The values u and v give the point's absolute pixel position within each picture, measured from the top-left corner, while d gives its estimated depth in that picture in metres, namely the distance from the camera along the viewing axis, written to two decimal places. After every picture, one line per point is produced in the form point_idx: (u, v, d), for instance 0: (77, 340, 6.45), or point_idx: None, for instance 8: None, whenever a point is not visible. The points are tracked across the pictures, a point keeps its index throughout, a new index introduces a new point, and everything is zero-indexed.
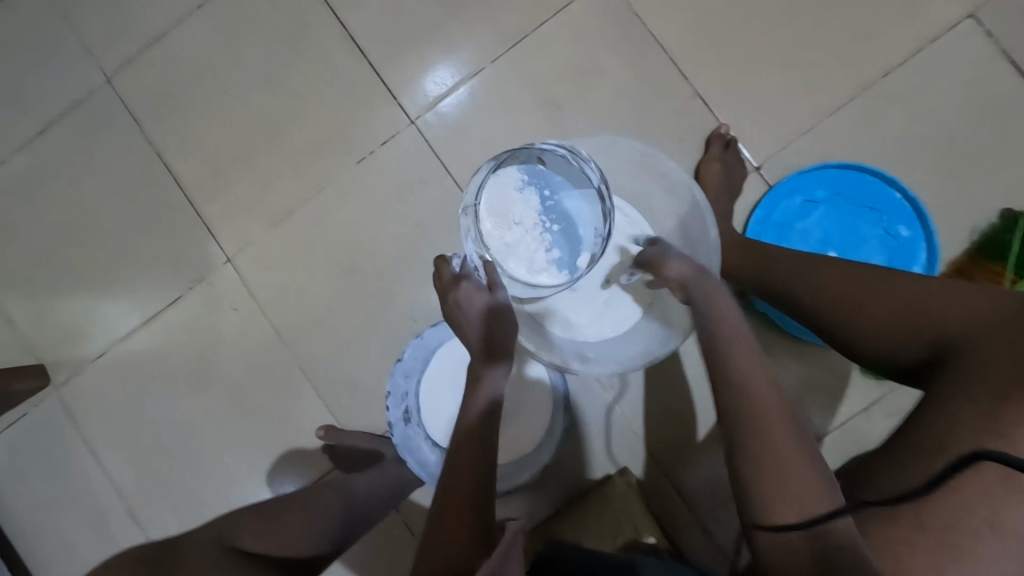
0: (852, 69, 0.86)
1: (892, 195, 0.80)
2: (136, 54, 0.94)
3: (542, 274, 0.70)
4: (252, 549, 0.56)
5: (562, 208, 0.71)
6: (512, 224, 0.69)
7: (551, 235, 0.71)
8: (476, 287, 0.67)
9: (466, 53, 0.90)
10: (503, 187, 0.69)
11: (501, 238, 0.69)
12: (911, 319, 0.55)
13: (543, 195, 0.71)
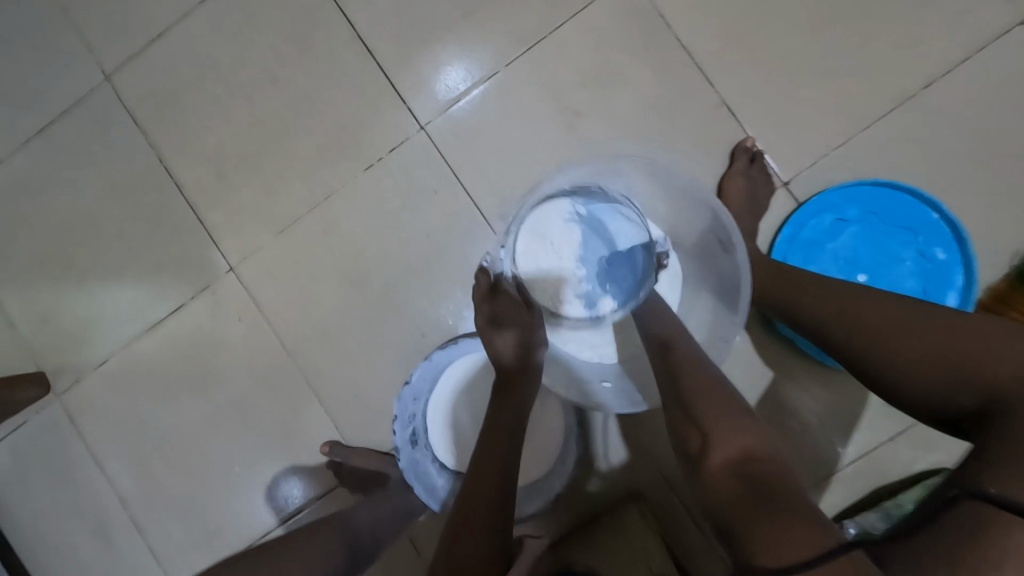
0: (892, 79, 0.80)
1: (929, 215, 0.76)
2: (136, 52, 0.90)
3: (567, 303, 0.76)
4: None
5: (606, 251, 0.76)
6: (550, 253, 0.75)
7: (587, 267, 0.76)
8: (514, 302, 0.70)
9: (481, 56, 0.85)
10: (554, 214, 0.75)
11: (537, 260, 0.75)
12: (952, 364, 0.48)
13: (587, 230, 0.75)
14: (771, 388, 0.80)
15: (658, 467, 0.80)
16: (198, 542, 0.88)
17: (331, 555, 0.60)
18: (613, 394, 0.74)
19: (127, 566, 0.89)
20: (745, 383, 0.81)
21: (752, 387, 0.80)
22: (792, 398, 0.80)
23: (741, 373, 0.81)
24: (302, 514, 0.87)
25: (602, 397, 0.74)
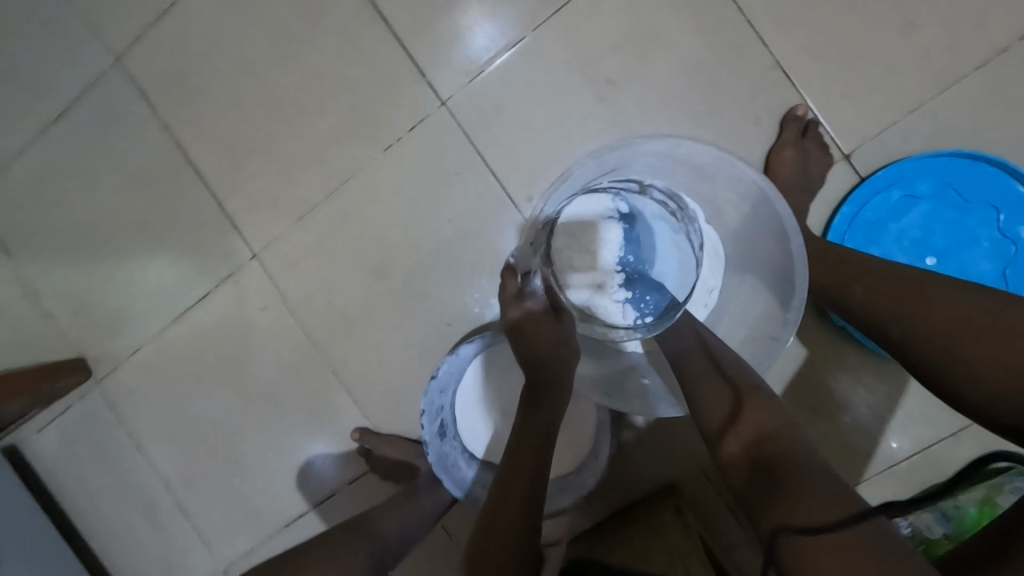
0: (976, 31, 0.70)
1: (1014, 189, 0.67)
2: (144, 31, 0.86)
3: (601, 307, 0.70)
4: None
5: (647, 251, 0.71)
6: (587, 250, 0.70)
7: (624, 269, 0.71)
8: (540, 305, 0.67)
9: (504, 20, 0.78)
10: (590, 210, 0.70)
11: (569, 259, 0.70)
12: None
13: (626, 227, 0.71)
14: (820, 380, 0.75)
15: (693, 459, 0.78)
16: (238, 523, 0.91)
17: (354, 561, 0.60)
18: (652, 392, 0.71)
19: (175, 544, 0.92)
20: (792, 375, 0.75)
21: (799, 379, 0.75)
22: (843, 391, 0.75)
23: (787, 364, 0.75)
24: (336, 499, 0.89)
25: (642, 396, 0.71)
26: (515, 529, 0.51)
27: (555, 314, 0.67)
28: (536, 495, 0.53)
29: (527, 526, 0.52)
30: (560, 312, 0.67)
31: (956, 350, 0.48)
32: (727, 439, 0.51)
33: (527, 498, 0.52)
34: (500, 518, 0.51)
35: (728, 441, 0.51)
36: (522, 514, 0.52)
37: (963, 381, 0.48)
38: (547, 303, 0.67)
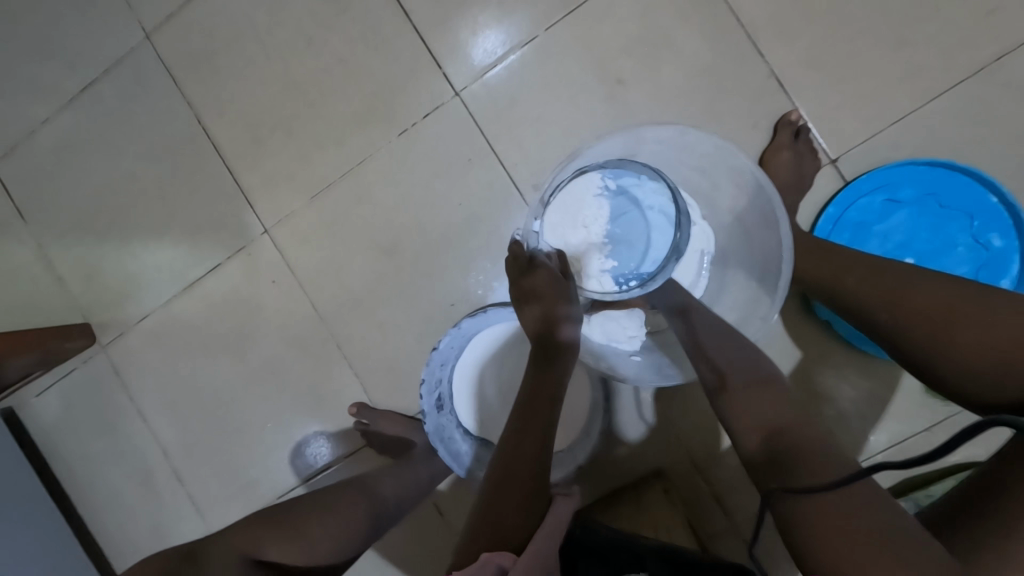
0: (960, 50, 0.75)
1: (988, 199, 0.72)
2: (175, 12, 0.90)
3: (592, 279, 0.72)
4: (275, 561, 0.55)
5: (634, 226, 0.72)
6: (579, 226, 0.71)
7: (613, 245, 0.72)
8: (553, 275, 0.65)
9: (520, 20, 0.82)
10: (581, 186, 0.71)
11: (564, 234, 0.72)
12: (1009, 353, 0.47)
13: (619, 205, 0.72)
14: (804, 372, 0.79)
15: (681, 446, 0.81)
16: (233, 494, 0.92)
17: (358, 517, 0.63)
18: (645, 368, 0.76)
19: (166, 511, 0.94)
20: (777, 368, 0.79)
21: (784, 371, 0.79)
22: (825, 384, 0.78)
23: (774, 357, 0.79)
24: (330, 472, 0.90)
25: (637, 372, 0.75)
26: (520, 489, 0.52)
27: (566, 283, 0.66)
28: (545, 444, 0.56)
29: (533, 484, 0.53)
30: (569, 279, 0.66)
31: (948, 336, 0.52)
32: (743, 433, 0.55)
33: (535, 453, 0.55)
34: (518, 463, 0.54)
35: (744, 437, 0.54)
36: (529, 471, 0.54)
37: (965, 369, 0.50)
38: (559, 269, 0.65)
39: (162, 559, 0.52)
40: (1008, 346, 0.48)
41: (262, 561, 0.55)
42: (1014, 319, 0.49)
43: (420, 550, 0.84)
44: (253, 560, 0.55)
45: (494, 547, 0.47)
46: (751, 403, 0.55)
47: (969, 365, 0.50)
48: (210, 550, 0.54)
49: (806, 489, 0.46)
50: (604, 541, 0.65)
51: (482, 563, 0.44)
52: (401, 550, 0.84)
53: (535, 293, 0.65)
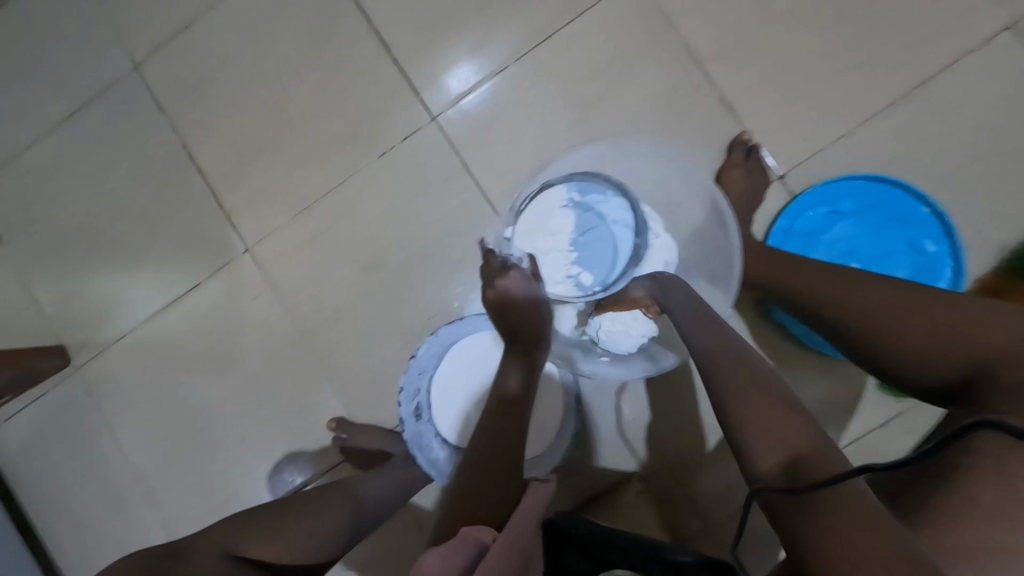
0: (890, 76, 0.83)
1: (920, 209, 0.79)
2: (164, 44, 0.94)
3: (559, 284, 0.76)
4: (258, 558, 0.57)
5: (600, 235, 0.75)
6: (548, 235, 0.75)
7: (580, 253, 0.75)
8: (525, 277, 0.68)
9: (491, 51, 0.89)
10: (548, 199, 0.76)
11: (535, 241, 0.75)
12: (941, 335, 0.51)
13: (586, 215, 0.76)
14: None
15: (651, 447, 0.84)
16: (209, 512, 0.92)
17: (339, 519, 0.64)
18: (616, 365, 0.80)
19: (140, 532, 0.93)
20: None
21: None
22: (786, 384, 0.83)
23: None
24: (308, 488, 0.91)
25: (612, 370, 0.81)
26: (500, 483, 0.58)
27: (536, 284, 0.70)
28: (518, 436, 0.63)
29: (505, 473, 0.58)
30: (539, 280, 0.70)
31: (892, 325, 0.55)
32: (759, 453, 0.46)
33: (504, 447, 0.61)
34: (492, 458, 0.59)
35: (759, 456, 0.46)
36: (502, 462, 0.60)
37: (901, 351, 0.54)
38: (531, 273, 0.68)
39: (139, 557, 0.53)
40: (938, 329, 0.52)
41: (243, 557, 0.56)
42: (942, 304, 0.53)
43: (398, 563, 0.84)
44: (235, 556, 0.56)
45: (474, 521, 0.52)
46: (732, 401, 0.51)
47: (904, 346, 0.54)
48: (189, 547, 0.55)
49: (805, 488, 0.40)
50: (582, 535, 0.67)
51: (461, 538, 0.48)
52: (378, 564, 0.84)
53: (509, 295, 0.66)
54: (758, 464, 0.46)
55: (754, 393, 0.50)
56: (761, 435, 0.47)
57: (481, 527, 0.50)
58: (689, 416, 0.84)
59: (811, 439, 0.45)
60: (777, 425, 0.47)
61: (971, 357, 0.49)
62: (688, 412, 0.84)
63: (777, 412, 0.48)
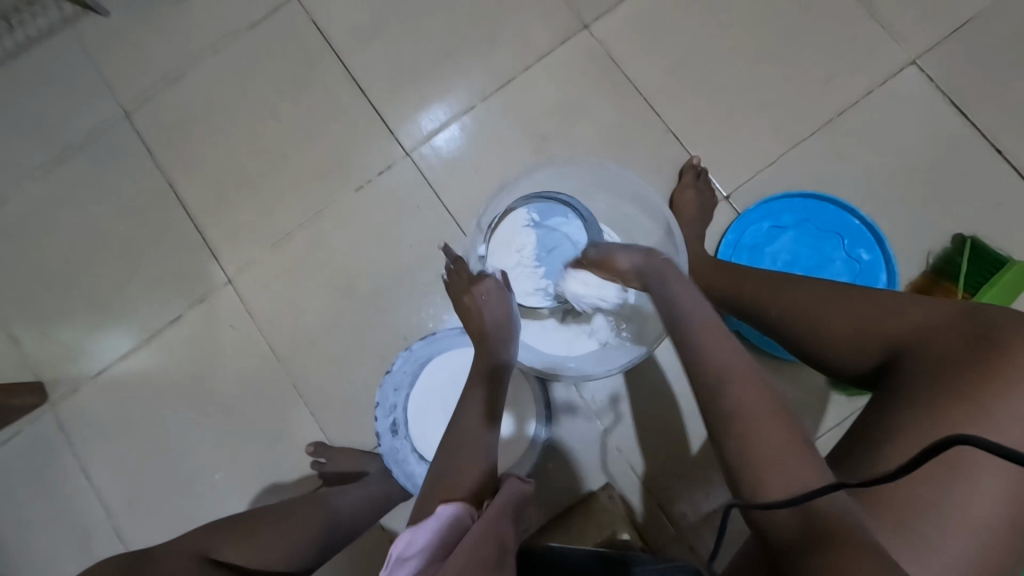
0: (814, 107, 0.93)
1: (852, 221, 0.87)
2: (153, 93, 1.01)
3: (528, 295, 0.83)
4: (231, 562, 0.63)
5: (560, 250, 0.82)
6: (514, 252, 0.83)
7: (544, 267, 0.83)
8: (498, 283, 0.74)
9: (458, 93, 0.97)
10: (513, 221, 0.83)
11: (503, 258, 0.82)
12: (863, 322, 0.55)
13: (547, 233, 0.83)
14: None
15: (620, 454, 0.88)
16: None
17: (310, 529, 0.69)
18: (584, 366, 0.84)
19: None
20: None
21: None
22: None
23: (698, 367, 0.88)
24: None
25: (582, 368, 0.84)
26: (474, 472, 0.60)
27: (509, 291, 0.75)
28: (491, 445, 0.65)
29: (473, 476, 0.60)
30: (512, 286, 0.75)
31: (819, 317, 0.58)
32: (759, 478, 0.43)
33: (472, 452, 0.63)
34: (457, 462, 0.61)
35: (755, 476, 0.43)
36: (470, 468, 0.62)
37: (832, 344, 0.57)
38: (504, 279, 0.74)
39: None
40: (861, 318, 0.55)
41: (216, 559, 0.63)
42: (861, 292, 0.57)
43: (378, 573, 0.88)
44: (208, 558, 0.63)
45: (451, 498, 0.56)
46: (713, 395, 0.48)
47: (833, 335, 0.56)
48: None
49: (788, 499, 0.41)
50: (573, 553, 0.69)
51: (435, 514, 0.52)
52: None
53: (484, 297, 0.72)
54: (737, 463, 0.44)
55: (736, 385, 0.47)
56: (752, 443, 0.44)
57: (456, 506, 0.54)
58: (656, 425, 0.88)
59: (791, 438, 0.44)
60: (759, 425, 0.45)
61: (888, 340, 0.53)
62: (653, 421, 0.88)
63: (772, 426, 0.45)
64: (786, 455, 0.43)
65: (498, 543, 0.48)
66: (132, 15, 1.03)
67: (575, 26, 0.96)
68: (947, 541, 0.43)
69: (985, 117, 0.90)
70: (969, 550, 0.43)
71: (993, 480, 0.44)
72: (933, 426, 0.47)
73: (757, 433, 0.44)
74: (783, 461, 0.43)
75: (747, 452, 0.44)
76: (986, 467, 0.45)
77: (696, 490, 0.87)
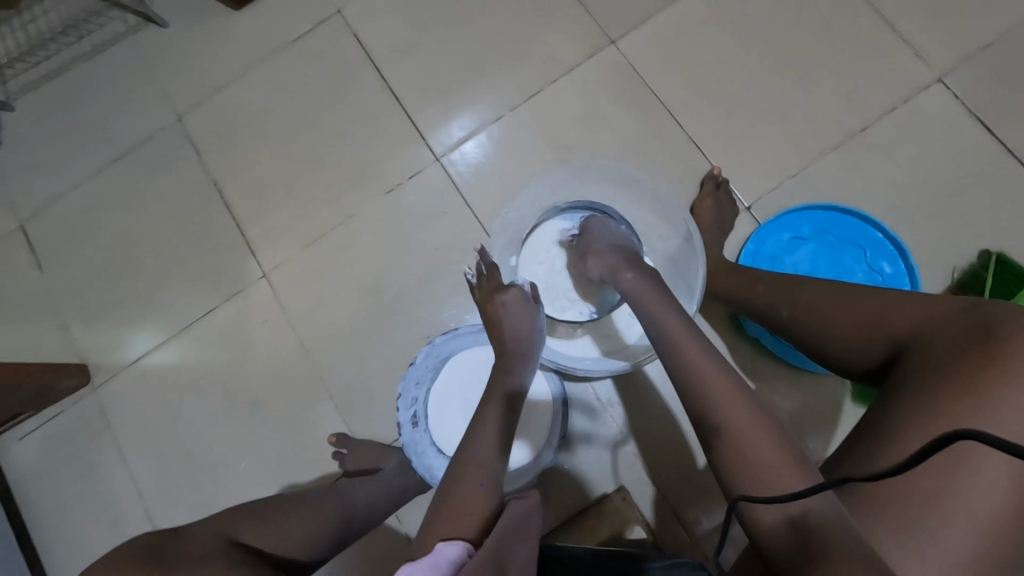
0: (837, 121, 0.94)
1: (875, 234, 0.87)
2: (202, 99, 1.08)
3: (565, 307, 0.88)
4: (254, 544, 0.64)
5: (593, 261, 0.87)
6: (548, 263, 0.88)
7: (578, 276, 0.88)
8: (522, 296, 0.78)
9: (488, 103, 1.02)
10: (545, 234, 0.89)
11: (540, 269, 0.88)
12: (872, 322, 0.56)
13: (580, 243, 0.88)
14: None
15: (635, 458, 0.89)
16: None
17: (330, 518, 0.72)
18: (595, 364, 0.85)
19: None
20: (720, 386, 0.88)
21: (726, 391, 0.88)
22: (765, 399, 0.87)
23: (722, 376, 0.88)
24: None
25: (591, 366, 0.84)
26: (477, 498, 0.57)
27: (534, 304, 0.79)
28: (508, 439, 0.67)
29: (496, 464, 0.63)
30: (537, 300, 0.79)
31: (829, 316, 0.60)
32: (754, 480, 0.48)
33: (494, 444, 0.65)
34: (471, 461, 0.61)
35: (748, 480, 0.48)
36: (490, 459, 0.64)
37: (843, 344, 0.59)
38: (529, 292, 0.78)
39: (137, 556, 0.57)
40: (869, 319, 0.57)
41: (239, 541, 0.63)
42: (874, 294, 0.58)
43: (395, 563, 0.91)
44: (232, 539, 0.64)
45: (452, 536, 0.53)
46: (705, 400, 0.53)
47: (843, 335, 0.58)
48: (184, 548, 0.59)
49: (773, 497, 0.46)
50: (584, 553, 0.70)
51: (435, 553, 0.51)
52: None
53: (506, 307, 0.77)
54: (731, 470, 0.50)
55: (722, 399, 0.52)
56: (735, 448, 0.50)
57: (457, 543, 0.52)
58: (671, 430, 0.89)
59: (774, 439, 0.49)
60: (738, 436, 0.50)
61: (893, 336, 0.54)
62: (666, 426, 0.89)
63: (760, 435, 0.50)
64: (768, 463, 0.48)
65: (498, 571, 0.48)
66: (187, 28, 1.10)
67: (602, 41, 1.00)
68: (952, 535, 0.44)
69: (1009, 135, 0.91)
70: (978, 545, 0.44)
71: (1001, 477, 0.45)
72: (950, 426, 0.47)
73: (743, 441, 0.49)
74: (764, 466, 0.48)
75: (730, 455, 0.50)
76: (987, 459, 0.46)
77: (708, 495, 0.87)
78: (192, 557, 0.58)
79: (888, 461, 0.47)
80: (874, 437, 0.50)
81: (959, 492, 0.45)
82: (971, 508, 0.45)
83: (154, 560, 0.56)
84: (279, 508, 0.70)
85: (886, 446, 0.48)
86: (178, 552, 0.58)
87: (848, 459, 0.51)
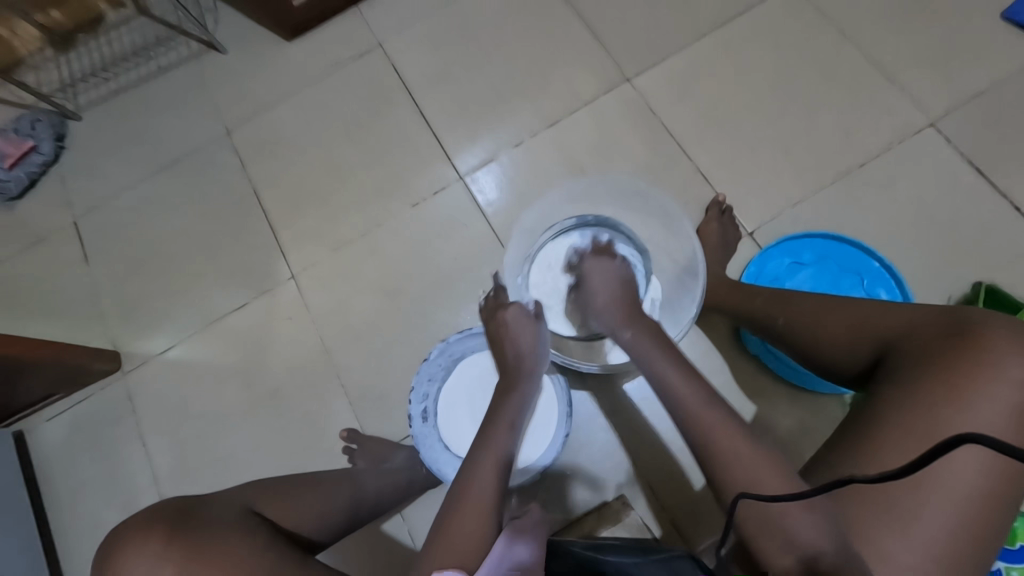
0: (836, 157, 1.00)
1: (872, 263, 0.91)
2: (250, 116, 1.19)
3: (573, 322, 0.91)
4: (270, 517, 0.68)
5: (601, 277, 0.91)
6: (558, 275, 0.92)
7: None
8: (524, 312, 0.83)
9: (510, 129, 1.10)
10: (556, 248, 0.93)
11: (550, 283, 0.92)
12: (861, 327, 0.60)
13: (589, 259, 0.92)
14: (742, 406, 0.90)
15: (637, 468, 0.92)
16: None
17: (341, 500, 0.75)
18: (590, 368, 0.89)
19: None
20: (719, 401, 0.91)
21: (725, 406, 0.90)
22: (765, 415, 0.89)
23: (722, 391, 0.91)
24: None
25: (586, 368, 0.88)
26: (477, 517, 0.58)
27: (536, 319, 0.83)
28: (515, 430, 0.71)
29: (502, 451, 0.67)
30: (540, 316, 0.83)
31: (821, 324, 0.65)
32: (747, 475, 0.50)
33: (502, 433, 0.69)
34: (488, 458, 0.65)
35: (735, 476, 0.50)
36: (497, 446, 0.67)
37: (835, 349, 0.63)
38: (531, 309, 0.83)
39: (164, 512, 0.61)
40: (859, 325, 0.61)
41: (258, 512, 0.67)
42: (864, 304, 0.62)
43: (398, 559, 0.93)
44: (252, 510, 0.67)
45: (448, 566, 0.54)
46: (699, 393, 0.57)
47: (835, 341, 0.63)
48: (206, 510, 0.63)
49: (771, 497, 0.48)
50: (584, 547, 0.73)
51: None
52: None
53: (508, 324, 0.82)
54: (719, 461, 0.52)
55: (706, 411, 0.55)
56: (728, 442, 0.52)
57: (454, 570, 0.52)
58: (673, 442, 0.92)
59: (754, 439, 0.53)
60: (721, 437, 0.53)
61: (880, 338, 0.58)
62: (667, 436, 0.92)
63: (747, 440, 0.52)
64: (758, 464, 0.50)
65: None
66: (243, 54, 1.22)
67: (618, 78, 1.09)
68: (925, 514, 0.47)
69: (999, 176, 0.96)
70: (953, 527, 0.47)
71: (975, 465, 0.48)
72: (926, 417, 0.50)
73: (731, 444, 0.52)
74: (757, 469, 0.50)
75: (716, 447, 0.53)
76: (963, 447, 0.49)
77: (708, 507, 0.89)
78: (213, 518, 0.62)
79: (873, 451, 0.51)
80: (858, 430, 0.54)
81: (936, 477, 0.48)
82: (947, 491, 0.48)
83: (180, 516, 0.60)
84: (293, 486, 0.73)
85: (872, 439, 0.52)
86: (201, 512, 0.62)
87: (835, 452, 0.55)
